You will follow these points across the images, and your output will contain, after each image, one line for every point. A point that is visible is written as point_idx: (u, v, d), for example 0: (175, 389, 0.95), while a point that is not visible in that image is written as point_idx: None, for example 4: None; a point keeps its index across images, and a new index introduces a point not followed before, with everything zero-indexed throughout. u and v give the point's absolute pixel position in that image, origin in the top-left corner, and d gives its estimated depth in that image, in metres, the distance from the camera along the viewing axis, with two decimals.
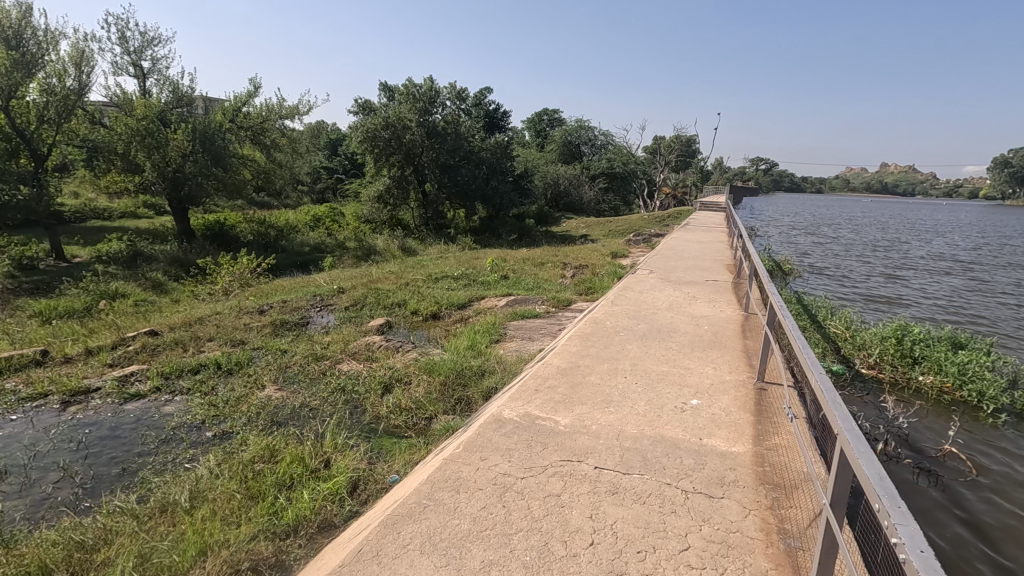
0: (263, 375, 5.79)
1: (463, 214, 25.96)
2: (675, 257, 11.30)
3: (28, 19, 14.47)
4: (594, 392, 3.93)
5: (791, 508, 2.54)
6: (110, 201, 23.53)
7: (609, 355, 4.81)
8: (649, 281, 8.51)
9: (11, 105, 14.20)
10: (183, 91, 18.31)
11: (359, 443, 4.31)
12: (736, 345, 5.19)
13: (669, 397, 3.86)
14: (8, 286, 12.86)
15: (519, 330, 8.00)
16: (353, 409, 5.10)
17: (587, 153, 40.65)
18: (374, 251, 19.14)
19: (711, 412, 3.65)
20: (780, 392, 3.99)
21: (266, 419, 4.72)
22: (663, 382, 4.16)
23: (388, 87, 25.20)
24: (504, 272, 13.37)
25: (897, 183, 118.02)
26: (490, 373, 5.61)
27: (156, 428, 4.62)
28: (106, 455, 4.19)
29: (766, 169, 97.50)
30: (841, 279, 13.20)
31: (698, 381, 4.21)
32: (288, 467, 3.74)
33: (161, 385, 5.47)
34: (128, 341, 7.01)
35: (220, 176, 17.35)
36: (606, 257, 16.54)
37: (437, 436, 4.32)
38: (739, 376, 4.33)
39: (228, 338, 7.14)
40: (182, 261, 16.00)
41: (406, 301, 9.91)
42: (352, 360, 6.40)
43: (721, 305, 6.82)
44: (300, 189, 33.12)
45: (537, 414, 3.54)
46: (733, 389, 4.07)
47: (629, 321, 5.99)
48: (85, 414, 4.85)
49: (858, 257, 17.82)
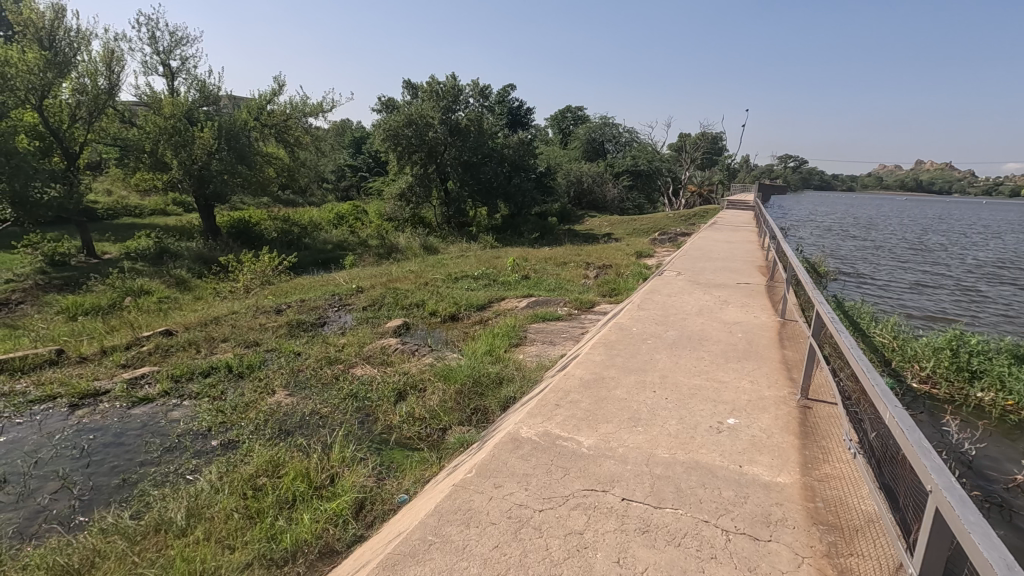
0: (274, 379, 5.61)
1: (485, 211, 25.75)
2: (703, 257, 10.84)
3: (61, 20, 14.63)
4: (620, 409, 3.59)
5: (851, 558, 2.20)
6: (140, 198, 23.93)
7: (636, 365, 4.47)
8: (676, 283, 8.12)
9: (45, 105, 14.38)
10: (209, 89, 18.43)
11: (368, 456, 4.07)
12: (773, 356, 4.80)
13: (704, 416, 3.50)
14: (38, 283, 13.07)
15: (540, 333, 7.71)
16: (364, 418, 4.88)
17: (612, 150, 40.02)
18: (395, 249, 19.08)
19: (751, 434, 3.29)
20: (827, 411, 3.61)
21: (274, 428, 4.52)
22: (696, 398, 3.80)
23: (411, 84, 24.99)
24: (526, 272, 13.07)
25: (933, 180, 114.07)
26: (509, 381, 5.32)
27: (160, 436, 4.46)
28: (107, 463, 4.02)
29: (795, 165, 95.32)
30: (880, 284, 12.55)
31: (735, 397, 3.84)
32: (292, 483, 3.52)
33: (170, 389, 5.32)
34: (142, 341, 6.91)
35: (245, 174, 17.43)
36: (631, 257, 16.14)
37: (451, 450, 4.06)
38: (780, 391, 3.96)
39: (242, 339, 7.00)
40: (206, 259, 16.12)
41: (426, 301, 9.71)
42: (366, 365, 6.17)
43: (756, 311, 6.41)
44: (324, 186, 33.39)
45: (558, 433, 3.24)
46: (775, 406, 3.70)
47: (657, 327, 5.63)
48: (91, 419, 4.71)
49: (896, 260, 17.03)
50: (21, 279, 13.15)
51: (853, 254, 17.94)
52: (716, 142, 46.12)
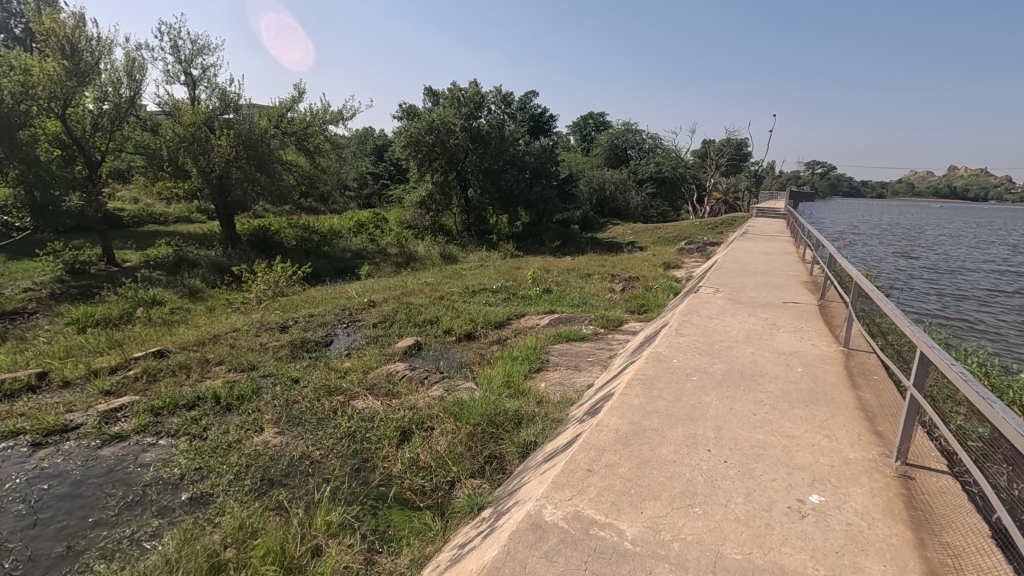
0: (264, 414, 4.98)
1: (505, 219, 25.12)
2: (741, 271, 9.98)
3: (82, 28, 14.36)
4: (668, 479, 2.83)
5: None
6: (165, 206, 23.91)
7: (683, 412, 3.69)
8: (716, 301, 7.32)
9: (68, 113, 14.05)
10: (230, 97, 18.15)
11: (359, 522, 3.41)
12: (847, 399, 3.99)
13: (777, 492, 2.73)
14: (54, 292, 12.80)
15: (563, 356, 6.98)
16: (360, 465, 4.22)
17: (635, 157, 39.08)
18: (414, 258, 18.62)
19: (845, 521, 2.51)
20: (937, 487, 2.80)
21: (256, 478, 3.91)
22: (763, 462, 3.03)
23: (432, 91, 24.49)
24: (548, 285, 12.37)
25: (969, 186, 110.10)
26: (529, 423, 4.59)
27: (125, 485, 3.87)
28: (56, 524, 3.44)
29: (824, 173, 92.66)
30: (934, 310, 11.60)
31: (813, 461, 3.05)
32: (260, 565, 2.86)
33: (148, 424, 4.73)
34: (131, 364, 6.37)
35: (264, 182, 17.04)
36: (658, 269, 15.33)
37: (459, 516, 3.37)
38: (868, 453, 3.17)
39: (239, 362, 6.42)
40: (221, 267, 15.71)
41: (440, 317, 9.06)
42: (369, 396, 5.50)
43: (812, 338, 5.58)
44: (346, 194, 33.19)
45: (593, 516, 2.51)
46: (867, 476, 2.91)
47: (702, 359, 4.85)
48: (52, 463, 4.15)
49: (944, 279, 15.98)
50: (39, 288, 12.90)
51: (897, 272, 16.91)
52: (740, 149, 45.10)
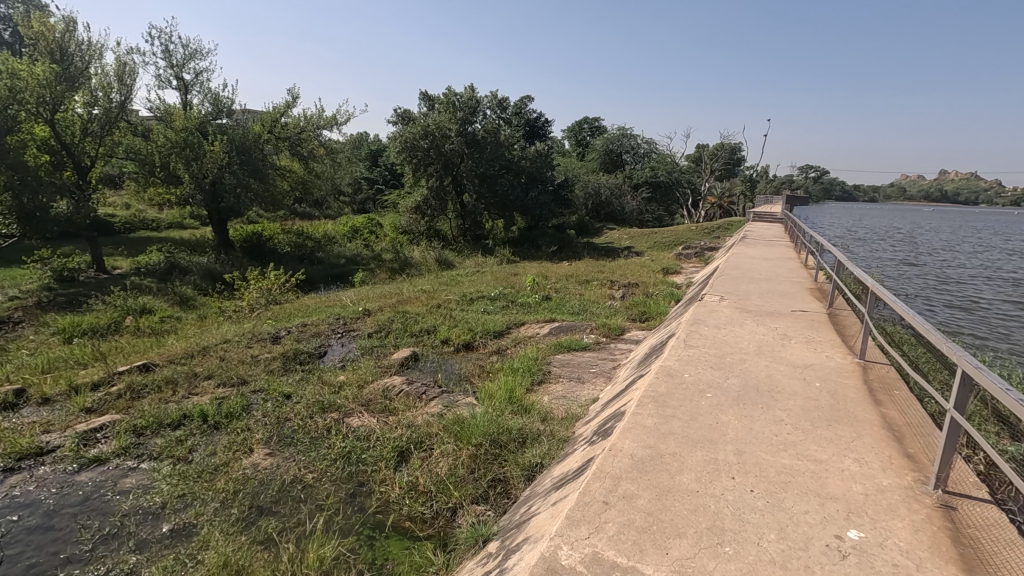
0: (254, 433, 4.71)
1: (501, 224, 24.88)
2: (744, 277, 9.77)
3: (72, 31, 14.06)
4: (693, 512, 2.60)
5: None
6: (158, 212, 23.53)
7: (701, 434, 3.46)
8: (722, 310, 7.10)
9: (56, 118, 13.67)
10: (223, 101, 17.85)
11: (354, 556, 3.15)
12: (871, 417, 3.77)
13: (813, 528, 2.49)
14: (40, 301, 12.45)
15: (566, 368, 6.74)
16: (356, 490, 3.95)
17: (630, 162, 38.93)
18: (409, 263, 18.38)
19: (891, 561, 2.28)
20: (983, 518, 2.58)
21: (244, 505, 3.64)
22: (793, 491, 2.80)
23: (427, 96, 24.26)
24: (546, 292, 12.13)
25: (960, 191, 110.90)
26: (534, 442, 4.34)
27: (102, 515, 3.60)
28: (23, 562, 3.17)
29: (818, 177, 93.10)
30: (936, 317, 11.46)
31: (846, 490, 2.83)
32: None
33: (128, 446, 4.46)
34: (116, 378, 6.09)
35: (257, 188, 16.78)
36: (658, 274, 15.13)
37: (462, 549, 3.11)
38: (903, 480, 2.94)
39: (228, 377, 6.14)
40: (213, 275, 15.42)
41: (437, 327, 8.81)
42: (364, 413, 5.23)
43: (826, 350, 5.36)
44: (340, 199, 32.87)
45: (615, 560, 2.27)
46: (906, 507, 2.68)
47: (715, 374, 4.63)
48: (23, 491, 3.88)
49: (943, 285, 15.88)
50: (26, 295, 12.55)
51: (896, 278, 16.80)
52: (735, 154, 45.14)
